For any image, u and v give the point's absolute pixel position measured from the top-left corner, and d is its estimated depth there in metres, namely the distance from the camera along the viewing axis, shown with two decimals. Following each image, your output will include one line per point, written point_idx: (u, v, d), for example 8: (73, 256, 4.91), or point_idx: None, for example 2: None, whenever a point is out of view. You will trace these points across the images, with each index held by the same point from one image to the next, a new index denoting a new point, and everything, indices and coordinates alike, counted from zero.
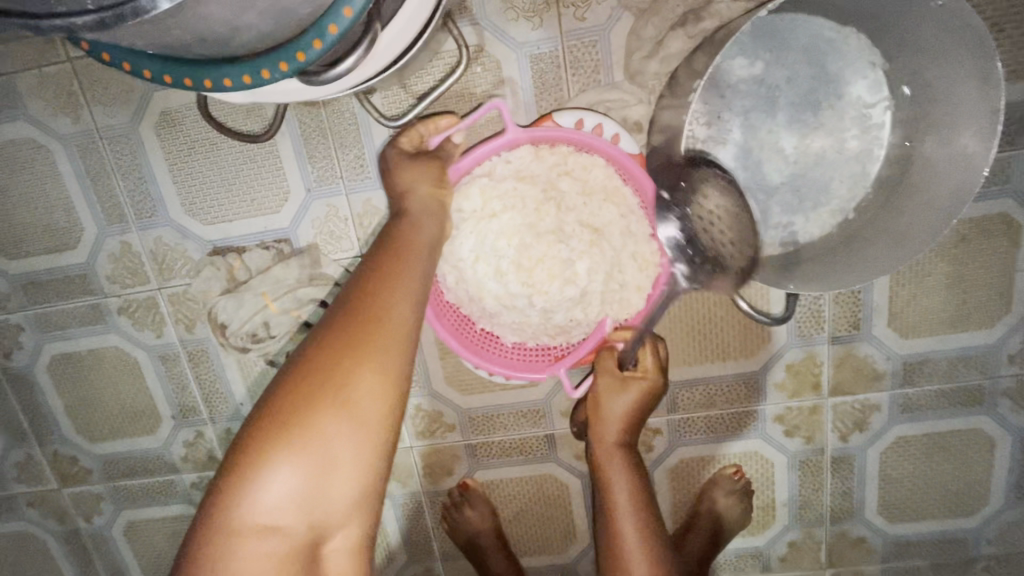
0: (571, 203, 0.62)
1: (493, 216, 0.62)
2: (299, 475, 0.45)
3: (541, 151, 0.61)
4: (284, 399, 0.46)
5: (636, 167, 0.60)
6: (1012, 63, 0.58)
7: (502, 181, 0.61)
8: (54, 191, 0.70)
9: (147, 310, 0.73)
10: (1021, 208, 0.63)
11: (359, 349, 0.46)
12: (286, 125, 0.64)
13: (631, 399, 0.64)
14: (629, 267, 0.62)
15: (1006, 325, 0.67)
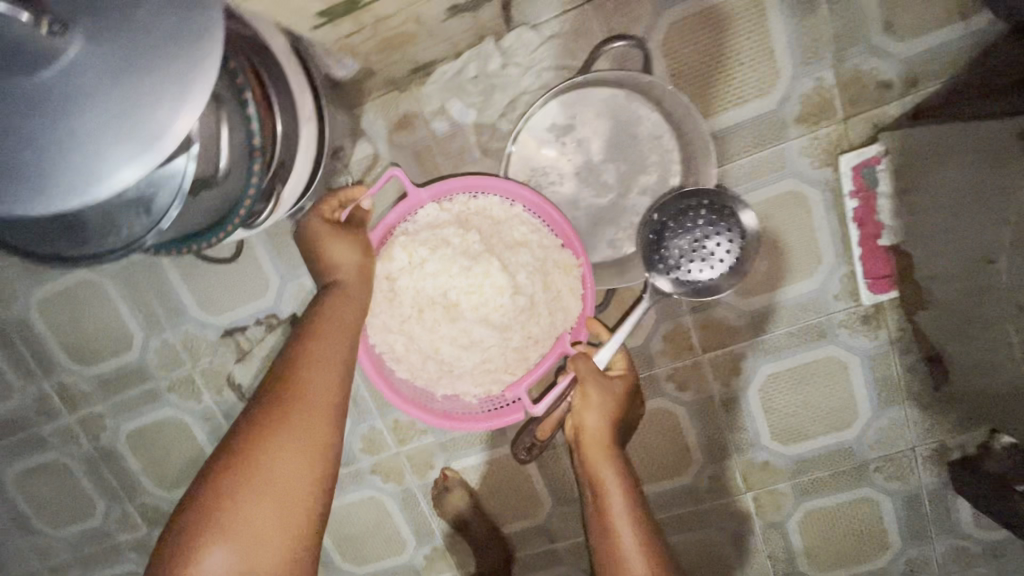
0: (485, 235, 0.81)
1: (422, 261, 0.80)
2: (230, 549, 0.61)
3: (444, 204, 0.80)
4: (225, 482, 0.63)
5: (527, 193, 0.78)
6: (760, 82, 0.78)
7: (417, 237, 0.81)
8: (109, 312, 0.97)
9: (188, 385, 0.99)
10: (804, 183, 0.82)
11: (280, 441, 0.64)
12: (262, 236, 0.89)
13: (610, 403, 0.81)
14: (557, 274, 0.81)
15: (822, 273, 0.86)
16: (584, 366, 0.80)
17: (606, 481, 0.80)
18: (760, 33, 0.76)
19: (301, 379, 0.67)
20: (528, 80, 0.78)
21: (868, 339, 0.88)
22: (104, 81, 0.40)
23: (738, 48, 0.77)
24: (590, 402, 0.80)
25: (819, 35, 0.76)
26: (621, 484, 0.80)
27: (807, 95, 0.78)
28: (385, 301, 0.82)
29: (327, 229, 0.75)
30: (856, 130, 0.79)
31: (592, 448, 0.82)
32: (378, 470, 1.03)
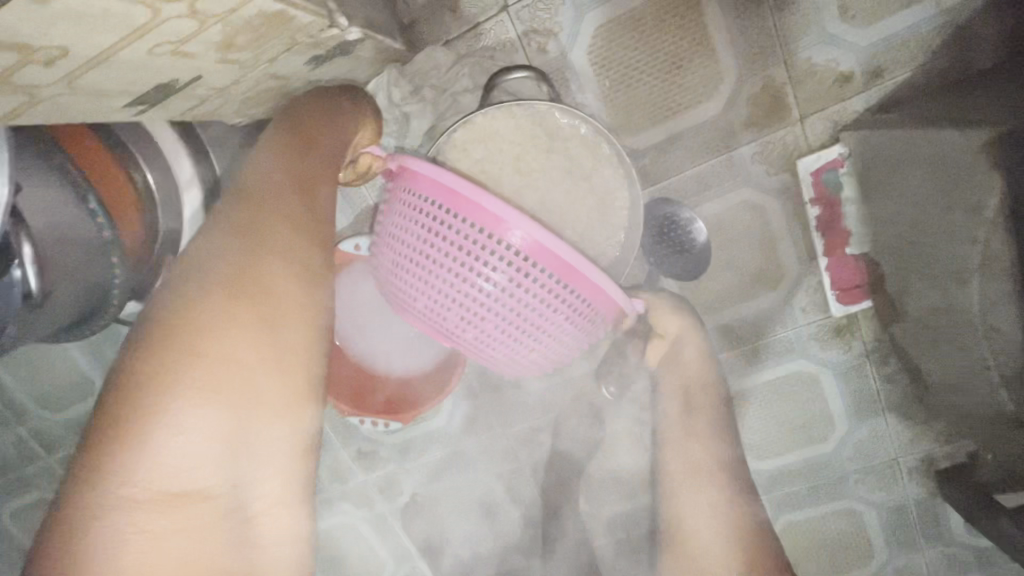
0: (539, 160, 0.66)
1: (488, 167, 0.66)
2: (217, 418, 0.41)
3: (465, 145, 0.66)
4: (181, 333, 0.41)
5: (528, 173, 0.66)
6: (700, 86, 0.70)
7: (466, 150, 0.66)
8: (68, 360, 0.97)
9: None
10: (759, 192, 0.74)
11: (266, 306, 0.46)
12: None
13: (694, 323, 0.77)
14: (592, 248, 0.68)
15: (787, 286, 0.79)
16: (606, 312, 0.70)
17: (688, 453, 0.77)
18: (697, 34, 0.68)
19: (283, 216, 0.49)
20: (445, 103, 0.72)
21: (842, 352, 0.82)
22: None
23: (672, 51, 0.69)
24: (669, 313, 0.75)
25: (762, 28, 0.67)
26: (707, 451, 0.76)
27: (755, 95, 0.70)
28: None
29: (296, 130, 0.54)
30: (813, 131, 0.71)
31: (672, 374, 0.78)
32: (348, 497, 1.03)
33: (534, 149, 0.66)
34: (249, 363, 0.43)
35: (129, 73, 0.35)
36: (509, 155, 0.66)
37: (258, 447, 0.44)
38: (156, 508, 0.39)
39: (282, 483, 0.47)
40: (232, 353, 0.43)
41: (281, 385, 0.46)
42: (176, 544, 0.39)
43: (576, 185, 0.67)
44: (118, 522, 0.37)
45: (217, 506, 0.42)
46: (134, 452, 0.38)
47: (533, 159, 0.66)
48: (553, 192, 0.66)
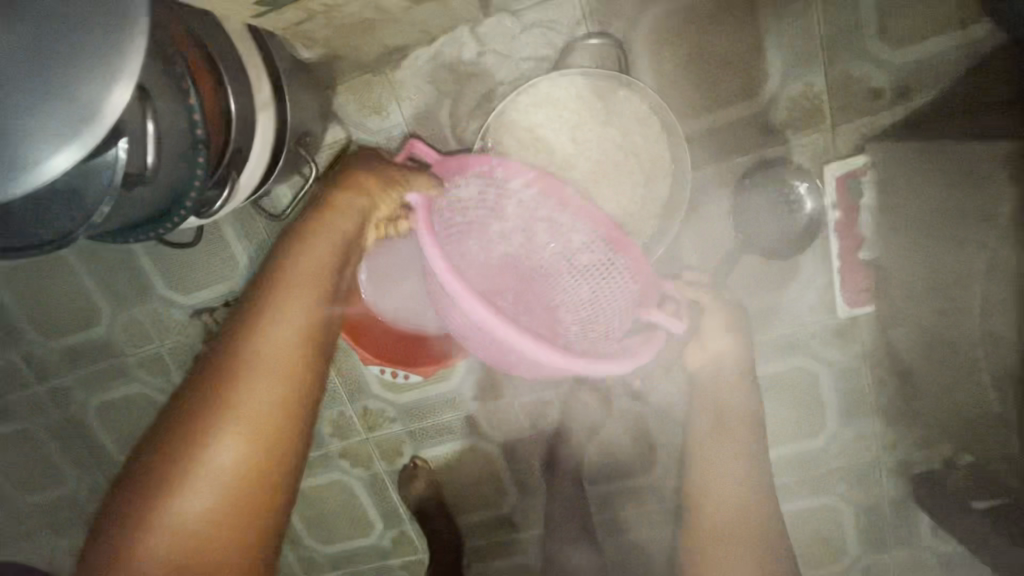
0: (594, 133, 0.69)
1: (545, 135, 0.70)
2: (172, 558, 0.49)
3: (526, 111, 0.69)
4: (142, 485, 0.50)
5: (582, 145, 0.70)
6: (745, 84, 0.75)
7: (526, 116, 0.69)
8: (76, 286, 0.95)
9: (156, 361, 0.98)
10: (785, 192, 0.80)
11: (205, 451, 0.50)
12: (234, 219, 0.88)
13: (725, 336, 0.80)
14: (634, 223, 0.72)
15: (799, 282, 0.84)
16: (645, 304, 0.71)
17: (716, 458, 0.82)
18: (749, 35, 0.73)
19: (255, 334, 0.52)
20: (506, 70, 0.75)
21: (841, 352, 0.87)
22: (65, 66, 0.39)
23: (724, 46, 0.74)
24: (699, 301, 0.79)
25: (808, 37, 0.73)
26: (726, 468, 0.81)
27: (793, 99, 0.75)
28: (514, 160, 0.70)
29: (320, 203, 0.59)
30: (841, 139, 0.76)
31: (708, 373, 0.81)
32: (346, 454, 1.03)
33: (591, 124, 0.69)
34: (196, 506, 0.49)
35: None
36: (566, 126, 0.69)
37: None
38: None
39: None
40: (245, 403, 0.50)
41: (244, 485, 0.50)
42: None
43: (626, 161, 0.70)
44: None
45: None
46: None
47: (588, 132, 0.69)
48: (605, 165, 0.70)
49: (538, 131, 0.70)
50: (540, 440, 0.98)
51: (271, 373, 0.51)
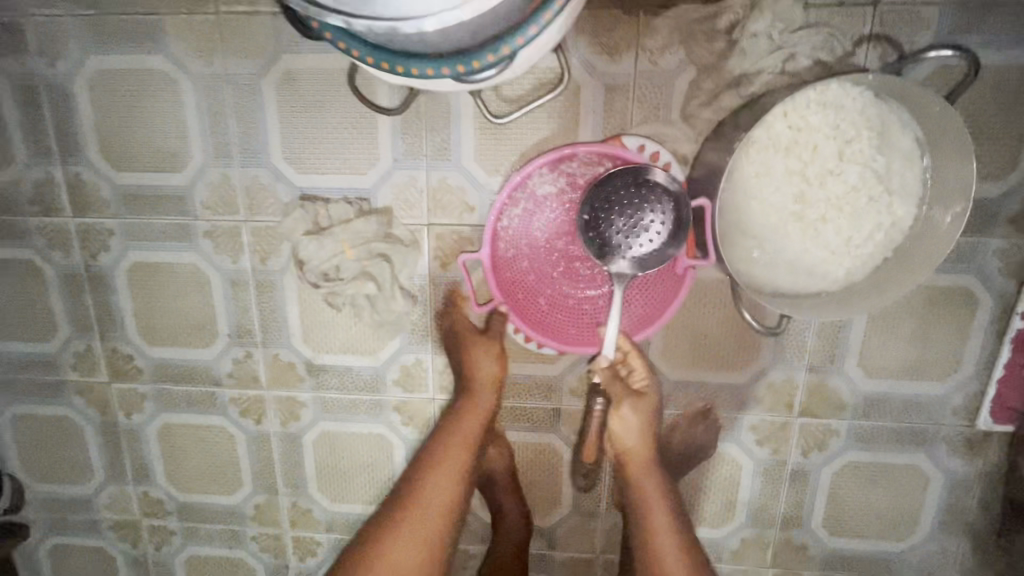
0: (864, 155, 0.64)
1: (815, 140, 0.65)
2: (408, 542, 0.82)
3: (807, 109, 0.64)
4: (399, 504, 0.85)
5: (846, 162, 0.65)
6: (992, 166, 0.71)
7: (807, 112, 0.64)
8: (174, 119, 0.80)
9: (230, 237, 0.84)
10: (982, 287, 0.76)
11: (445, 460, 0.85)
12: (401, 111, 0.76)
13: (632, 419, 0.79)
14: (863, 259, 0.67)
15: (953, 380, 0.80)
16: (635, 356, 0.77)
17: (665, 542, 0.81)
18: (1020, 116, 0.69)
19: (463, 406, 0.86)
20: (773, 59, 0.68)
21: (963, 462, 0.84)
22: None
23: (994, 118, 0.70)
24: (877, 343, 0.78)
25: None
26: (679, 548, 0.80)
27: None
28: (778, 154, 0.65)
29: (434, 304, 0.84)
30: None
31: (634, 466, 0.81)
32: (402, 409, 0.90)
33: (865, 143, 0.64)
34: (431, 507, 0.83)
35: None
36: (842, 135, 0.64)
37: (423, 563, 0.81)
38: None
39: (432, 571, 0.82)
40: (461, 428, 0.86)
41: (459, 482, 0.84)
42: None
43: (884, 193, 0.65)
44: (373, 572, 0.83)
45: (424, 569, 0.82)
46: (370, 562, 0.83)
47: (861, 149, 0.64)
48: (865, 188, 0.65)
49: (810, 131, 0.64)
50: None
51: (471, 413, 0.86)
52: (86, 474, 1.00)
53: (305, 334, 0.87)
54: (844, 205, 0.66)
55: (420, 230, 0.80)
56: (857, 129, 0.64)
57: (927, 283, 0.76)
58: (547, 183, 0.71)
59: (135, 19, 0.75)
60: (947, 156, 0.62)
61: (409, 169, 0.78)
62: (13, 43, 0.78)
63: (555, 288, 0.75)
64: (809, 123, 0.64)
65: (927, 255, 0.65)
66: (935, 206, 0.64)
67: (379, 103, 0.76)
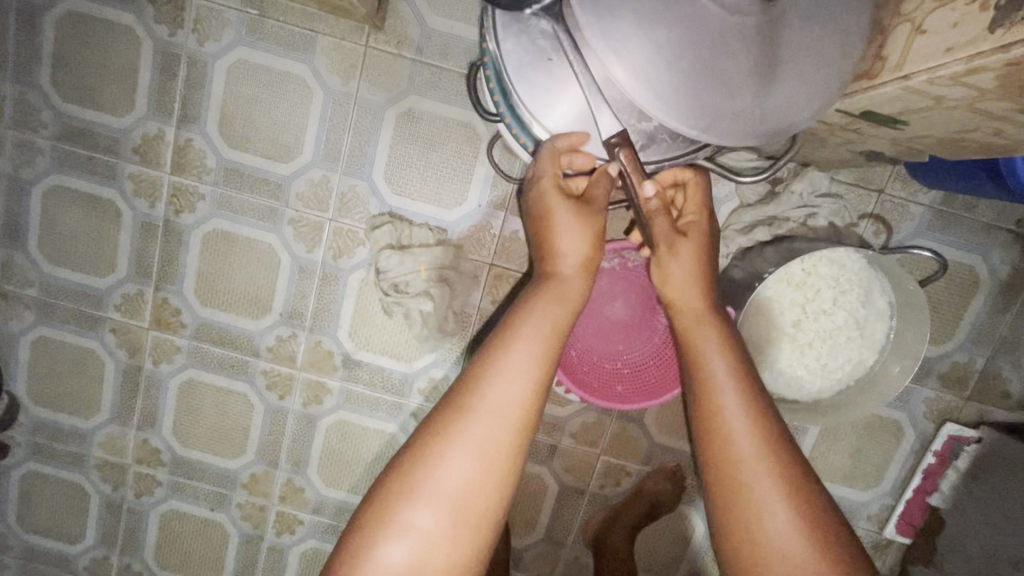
0: (851, 305, 0.83)
1: (819, 285, 0.83)
2: (438, 505, 0.51)
3: (818, 262, 0.82)
4: (429, 428, 0.53)
5: (839, 307, 0.83)
6: (934, 333, 0.92)
7: (817, 265, 0.82)
8: (296, 117, 0.89)
9: (312, 229, 0.93)
10: (908, 423, 0.96)
11: (493, 359, 0.54)
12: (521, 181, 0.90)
13: (687, 258, 0.66)
14: (831, 382, 0.85)
15: (873, 492, 0.99)
16: (660, 223, 0.65)
17: (733, 419, 0.57)
18: (961, 301, 0.91)
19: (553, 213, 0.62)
20: (799, 212, 0.87)
21: None
22: (745, 54, 0.45)
23: (944, 299, 0.91)
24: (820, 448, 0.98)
25: (990, 330, 0.92)
26: (738, 361, 0.60)
27: (956, 363, 0.93)
28: (789, 288, 0.83)
29: (544, 177, 0.62)
30: (964, 409, 0.95)
31: (688, 313, 0.65)
32: (419, 415, 1.00)
33: (853, 297, 0.83)
34: (467, 434, 0.52)
35: (911, 102, 0.47)
36: (838, 287, 0.82)
37: (461, 518, 0.51)
38: (389, 550, 0.49)
39: (457, 551, 0.51)
40: (531, 312, 0.57)
41: (521, 396, 0.53)
42: (438, 562, 0.50)
43: (859, 338, 0.83)
44: (367, 566, 0.49)
45: (467, 543, 0.51)
46: (369, 546, 0.49)
47: (850, 301, 0.83)
48: (846, 330, 0.83)
49: (817, 279, 0.82)
50: (598, 501, 1.01)
51: (556, 274, 0.60)
52: (91, 409, 1.02)
53: (351, 330, 0.96)
54: (827, 338, 0.84)
55: (483, 267, 0.93)
56: (849, 286, 0.82)
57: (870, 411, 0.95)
58: (607, 260, 0.88)
59: (292, 30, 0.86)
60: (909, 321, 0.81)
61: (488, 216, 0.91)
62: (172, 14, 0.87)
63: (586, 340, 0.90)
64: (817, 272, 0.82)
65: (878, 394, 0.83)
66: (892, 355, 0.83)
67: (507, 170, 0.90)
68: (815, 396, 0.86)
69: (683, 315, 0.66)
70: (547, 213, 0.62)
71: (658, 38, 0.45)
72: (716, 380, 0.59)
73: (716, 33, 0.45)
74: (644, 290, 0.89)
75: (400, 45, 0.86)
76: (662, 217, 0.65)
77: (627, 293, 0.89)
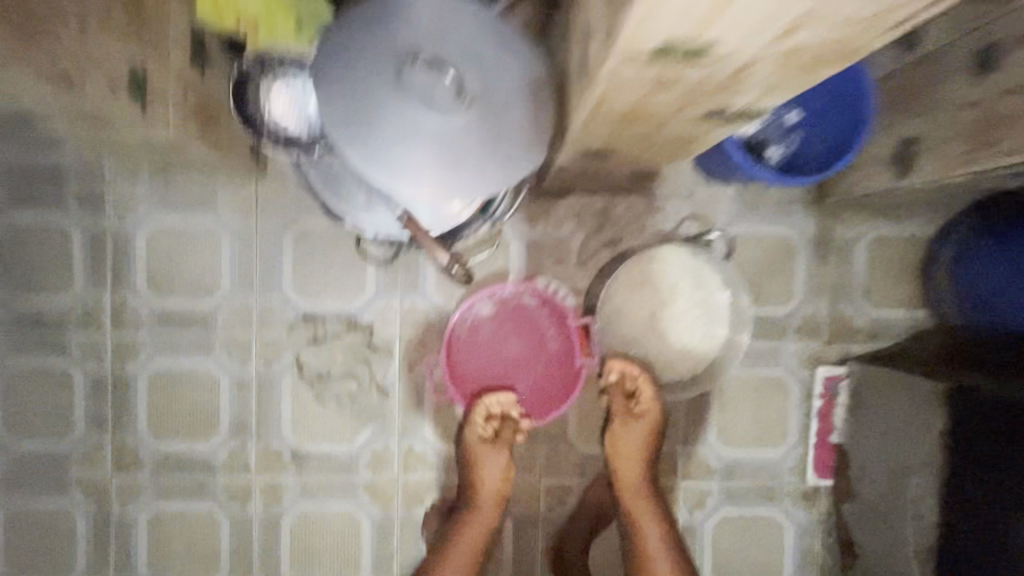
0: (687, 288, 1.00)
1: (656, 279, 0.99)
2: None
3: (648, 262, 0.99)
4: None
5: (678, 293, 1.00)
6: (780, 296, 1.09)
7: (648, 264, 0.99)
8: (210, 259, 1.07)
9: (241, 347, 1.07)
10: (789, 376, 1.10)
11: (442, 559, 0.99)
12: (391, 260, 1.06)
13: (636, 439, 1.00)
14: (695, 355, 1.01)
15: (785, 446, 1.10)
16: (617, 404, 1.00)
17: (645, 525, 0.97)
18: (789, 264, 1.08)
19: (477, 459, 1.01)
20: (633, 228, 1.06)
21: (803, 512, 1.11)
22: (472, 141, 0.62)
23: (775, 266, 1.08)
24: (726, 418, 1.10)
25: (822, 281, 1.09)
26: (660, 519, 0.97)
27: (806, 316, 1.09)
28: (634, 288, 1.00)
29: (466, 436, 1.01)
30: (830, 353, 1.10)
31: (628, 487, 0.99)
32: (371, 489, 1.09)
33: (686, 282, 1.00)
34: None
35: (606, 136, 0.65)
36: (671, 277, 1.00)
37: None
38: None
39: None
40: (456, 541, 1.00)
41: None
42: None
43: (704, 313, 1.00)
44: None
45: None
46: None
47: (684, 285, 1.00)
48: (690, 309, 1.00)
49: (653, 274, 1.00)
50: (551, 524, 1.09)
51: (479, 487, 1.01)
52: (69, 567, 1.08)
53: (293, 425, 1.08)
54: (679, 319, 1.00)
55: (393, 340, 1.07)
56: (679, 273, 1.00)
57: (753, 375, 1.09)
58: (488, 306, 1.02)
59: (194, 193, 1.06)
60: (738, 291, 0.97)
61: (386, 297, 1.07)
62: (94, 204, 1.06)
63: (489, 378, 1.03)
64: (650, 270, 1.00)
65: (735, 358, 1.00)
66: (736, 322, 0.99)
67: (374, 253, 1.07)
68: (687, 368, 1.01)
69: (626, 481, 1.00)
70: (471, 453, 1.01)
71: (413, 159, 0.62)
72: (645, 537, 0.96)
73: (454, 142, 0.62)
74: (527, 323, 1.03)
75: (283, 183, 1.06)
76: (620, 401, 0.99)
77: (515, 330, 1.03)
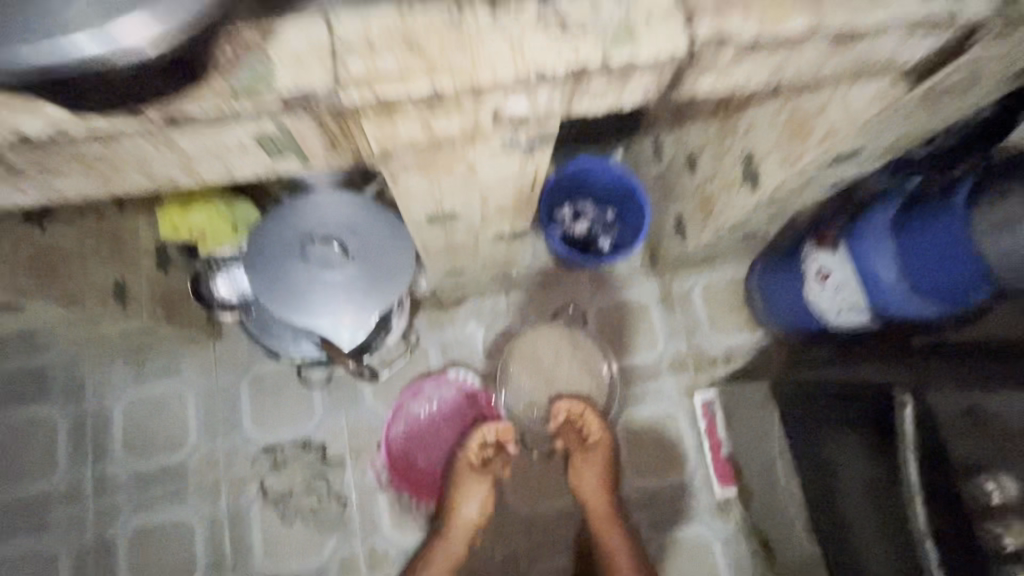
0: (563, 356, 1.33)
1: (537, 354, 1.32)
2: None
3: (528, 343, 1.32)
4: None
5: (556, 360, 1.32)
6: (648, 344, 1.36)
7: (529, 344, 1.32)
8: (179, 417, 1.27)
9: (212, 488, 1.24)
10: (674, 408, 1.33)
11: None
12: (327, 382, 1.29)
13: (593, 467, 1.24)
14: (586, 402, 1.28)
15: (689, 467, 1.31)
16: (574, 438, 1.26)
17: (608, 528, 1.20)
18: (648, 318, 1.38)
19: (464, 484, 1.20)
20: (520, 317, 1.34)
21: (722, 523, 1.28)
22: (360, 284, 0.90)
23: (638, 322, 1.37)
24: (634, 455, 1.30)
25: (677, 326, 1.38)
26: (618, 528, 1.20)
27: (674, 355, 1.36)
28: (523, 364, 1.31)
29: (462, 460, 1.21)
30: (701, 380, 1.35)
31: (592, 503, 1.22)
32: None
33: (561, 351, 1.33)
34: None
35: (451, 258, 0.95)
36: (548, 348, 1.32)
37: None
38: None
39: None
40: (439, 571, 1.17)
41: None
42: None
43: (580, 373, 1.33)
44: None
45: None
46: None
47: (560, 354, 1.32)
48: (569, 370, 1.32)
49: (534, 351, 1.32)
50: None
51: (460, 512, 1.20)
52: None
53: (265, 550, 1.21)
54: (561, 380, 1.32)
55: (344, 451, 1.26)
56: (553, 345, 1.32)
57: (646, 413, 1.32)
58: (419, 406, 1.27)
59: (161, 364, 1.29)
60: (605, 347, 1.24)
61: (332, 416, 1.28)
62: (76, 392, 1.27)
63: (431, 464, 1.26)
64: (532, 347, 1.32)
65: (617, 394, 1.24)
66: None
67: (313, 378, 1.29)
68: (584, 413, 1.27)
69: (591, 501, 1.22)
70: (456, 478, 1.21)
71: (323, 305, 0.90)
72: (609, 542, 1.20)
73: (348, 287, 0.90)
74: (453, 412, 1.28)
75: (235, 340, 1.31)
76: (574, 435, 1.26)
77: (446, 419, 1.27)
